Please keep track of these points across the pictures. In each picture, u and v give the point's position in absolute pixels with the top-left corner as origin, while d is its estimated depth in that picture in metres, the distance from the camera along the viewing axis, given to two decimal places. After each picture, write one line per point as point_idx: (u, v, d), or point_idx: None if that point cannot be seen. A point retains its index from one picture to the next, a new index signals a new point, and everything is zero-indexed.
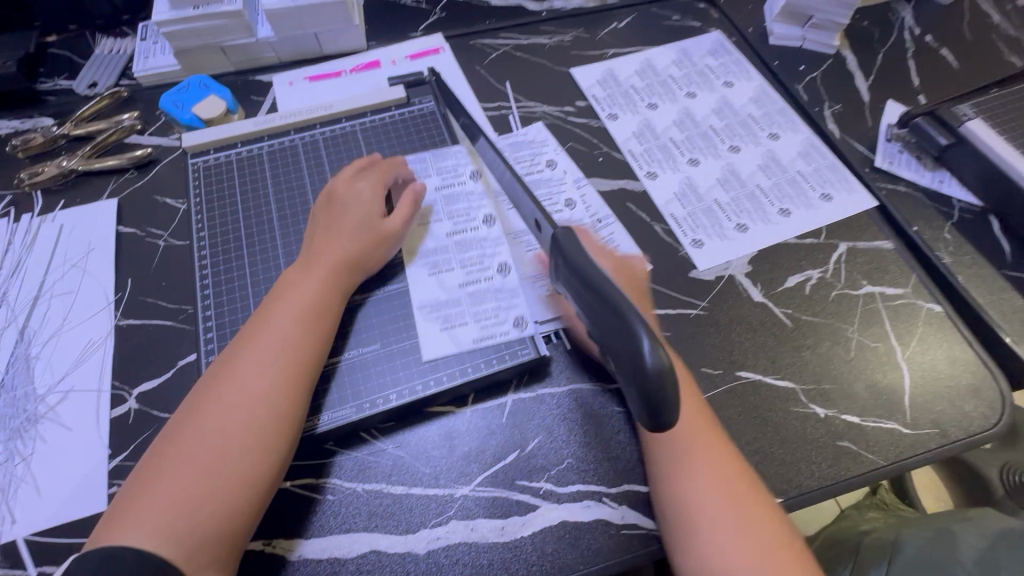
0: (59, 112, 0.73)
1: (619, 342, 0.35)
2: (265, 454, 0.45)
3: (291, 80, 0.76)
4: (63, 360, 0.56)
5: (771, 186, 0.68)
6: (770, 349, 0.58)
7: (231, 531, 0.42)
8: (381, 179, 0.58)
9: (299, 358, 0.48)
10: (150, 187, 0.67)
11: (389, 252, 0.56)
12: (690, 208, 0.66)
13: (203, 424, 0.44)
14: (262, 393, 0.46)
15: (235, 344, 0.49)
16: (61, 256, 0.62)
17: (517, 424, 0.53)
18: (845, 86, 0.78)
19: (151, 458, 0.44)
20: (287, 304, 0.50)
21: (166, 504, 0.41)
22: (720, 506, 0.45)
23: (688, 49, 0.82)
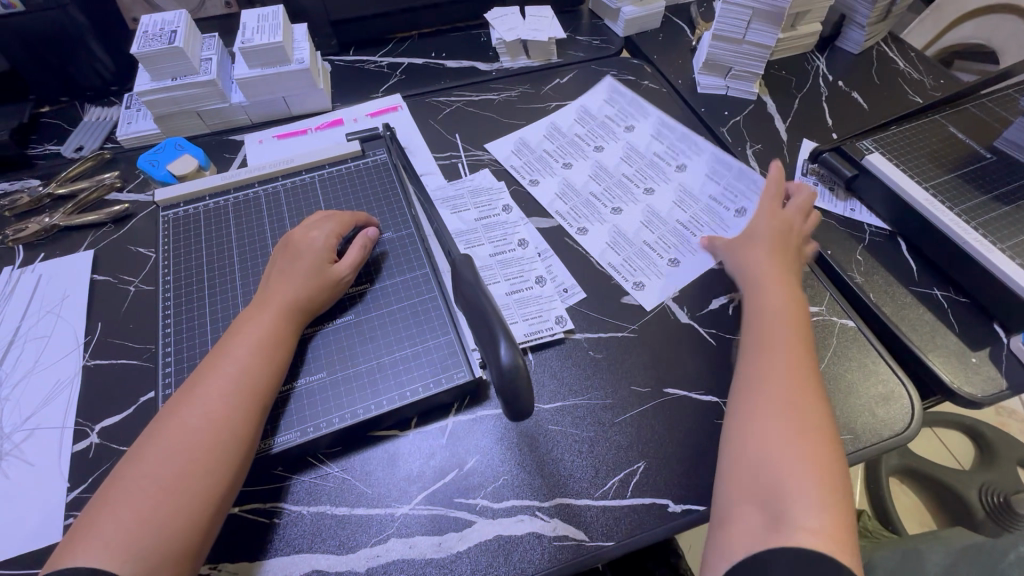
0: (45, 174, 0.80)
1: (484, 346, 0.46)
2: (226, 471, 0.48)
3: (260, 138, 0.84)
4: (32, 399, 0.59)
5: (688, 218, 0.75)
6: (695, 367, 0.62)
7: (190, 548, 0.45)
8: (336, 229, 0.63)
9: (256, 383, 0.52)
10: (125, 238, 0.73)
11: (338, 292, 0.61)
12: (625, 255, 0.71)
13: (167, 445, 0.48)
14: (224, 415, 0.50)
15: (195, 375, 0.53)
16: (38, 303, 0.67)
17: (456, 444, 0.56)
18: (766, 128, 0.86)
19: (111, 482, 0.47)
20: (245, 337, 0.54)
21: (128, 526, 0.44)
22: (781, 395, 0.51)
23: (587, 105, 0.89)
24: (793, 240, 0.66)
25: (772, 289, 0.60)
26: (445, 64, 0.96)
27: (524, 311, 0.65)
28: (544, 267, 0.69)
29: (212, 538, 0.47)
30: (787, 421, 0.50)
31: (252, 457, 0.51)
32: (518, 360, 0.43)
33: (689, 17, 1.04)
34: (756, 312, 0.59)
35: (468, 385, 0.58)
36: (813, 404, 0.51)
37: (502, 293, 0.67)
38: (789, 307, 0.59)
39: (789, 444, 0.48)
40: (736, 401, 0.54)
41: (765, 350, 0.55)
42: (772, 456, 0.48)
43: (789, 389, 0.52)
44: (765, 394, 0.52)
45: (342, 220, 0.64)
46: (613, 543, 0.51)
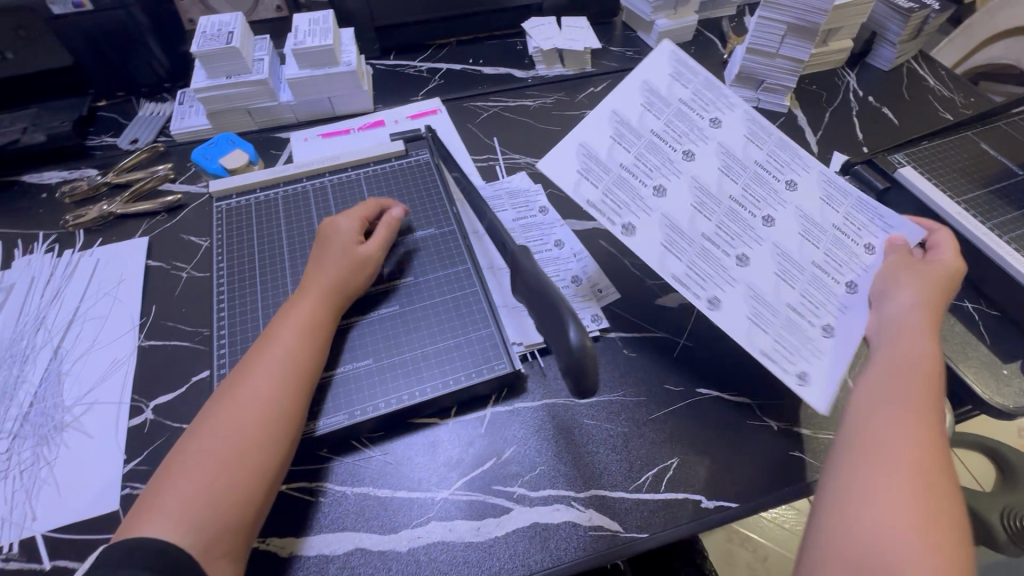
0: (103, 164, 0.84)
1: (553, 332, 0.46)
2: (275, 451, 0.50)
3: (306, 136, 0.87)
4: (89, 375, 0.62)
5: (826, 259, 0.59)
6: (727, 369, 0.63)
7: (246, 519, 0.47)
8: (359, 214, 0.66)
9: (301, 367, 0.54)
10: (178, 227, 0.76)
11: (365, 276, 0.63)
12: (774, 331, 0.56)
13: (223, 424, 0.50)
14: (274, 396, 0.52)
15: (247, 359, 0.55)
16: (96, 285, 0.70)
17: (495, 435, 0.58)
18: (797, 140, 0.88)
19: (174, 455, 0.49)
20: (290, 322, 0.57)
21: (187, 499, 0.46)
22: (909, 463, 0.46)
23: (650, 82, 0.63)
24: (944, 280, 0.57)
25: (919, 343, 0.53)
26: (483, 70, 0.99)
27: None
28: (579, 268, 0.71)
29: (265, 512, 0.50)
30: (917, 499, 0.44)
31: (299, 435, 0.53)
32: (586, 344, 0.44)
33: (720, 31, 1.06)
34: (892, 363, 0.52)
35: (508, 377, 0.60)
36: (947, 487, 0.45)
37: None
38: (934, 370, 0.51)
39: (916, 525, 0.43)
40: (855, 457, 0.48)
41: (907, 413, 0.49)
42: (887, 527, 0.43)
43: (922, 461, 0.46)
44: (897, 457, 0.46)
45: (366, 214, 0.67)
46: (646, 535, 0.53)
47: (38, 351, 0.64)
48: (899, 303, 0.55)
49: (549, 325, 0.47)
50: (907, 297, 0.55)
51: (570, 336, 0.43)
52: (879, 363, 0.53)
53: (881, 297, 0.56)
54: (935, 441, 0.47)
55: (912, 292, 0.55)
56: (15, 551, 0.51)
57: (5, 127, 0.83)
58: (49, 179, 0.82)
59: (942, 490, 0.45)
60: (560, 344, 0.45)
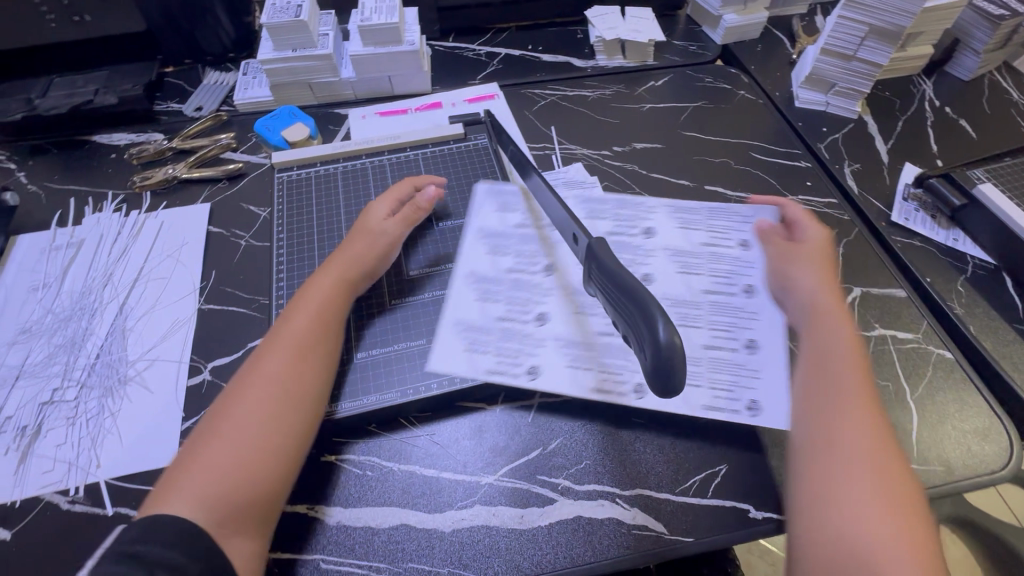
0: (168, 130, 0.86)
1: (637, 329, 0.43)
2: (288, 426, 0.50)
3: (363, 114, 0.87)
4: (152, 334, 0.64)
5: (714, 280, 0.63)
6: None
7: (271, 498, 0.48)
8: (393, 201, 0.67)
9: (312, 344, 0.55)
10: (238, 195, 0.77)
11: (389, 254, 0.64)
12: (707, 383, 0.57)
13: (237, 410, 0.50)
14: (287, 379, 0.52)
15: (258, 348, 0.55)
16: (160, 246, 0.72)
17: (541, 425, 0.58)
18: (867, 148, 0.84)
19: (191, 445, 0.49)
20: (303, 302, 0.58)
21: (203, 474, 0.46)
22: (867, 457, 0.47)
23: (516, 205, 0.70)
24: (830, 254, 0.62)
25: (840, 327, 0.55)
26: (542, 57, 0.98)
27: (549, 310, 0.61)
28: None
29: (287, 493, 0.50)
30: (877, 482, 0.46)
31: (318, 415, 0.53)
32: (675, 344, 0.40)
33: (790, 29, 1.02)
34: (823, 355, 0.54)
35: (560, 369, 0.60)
36: (897, 461, 0.47)
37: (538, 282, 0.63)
38: (856, 353, 0.54)
39: (883, 514, 0.44)
40: (808, 456, 0.49)
41: (845, 402, 0.50)
42: (866, 528, 0.44)
43: (870, 445, 0.48)
44: (858, 454, 0.47)
45: (394, 196, 0.68)
46: (692, 539, 0.52)
47: (105, 305, 0.66)
48: (803, 291, 0.58)
49: (631, 320, 0.43)
50: (803, 280, 0.59)
51: (659, 332, 0.40)
52: (807, 355, 0.55)
53: (786, 285, 0.60)
54: (871, 419, 0.49)
55: (810, 275, 0.59)
56: (80, 495, 0.53)
57: (80, 88, 0.86)
58: (118, 141, 0.84)
59: (892, 467, 0.47)
60: (645, 340, 0.41)
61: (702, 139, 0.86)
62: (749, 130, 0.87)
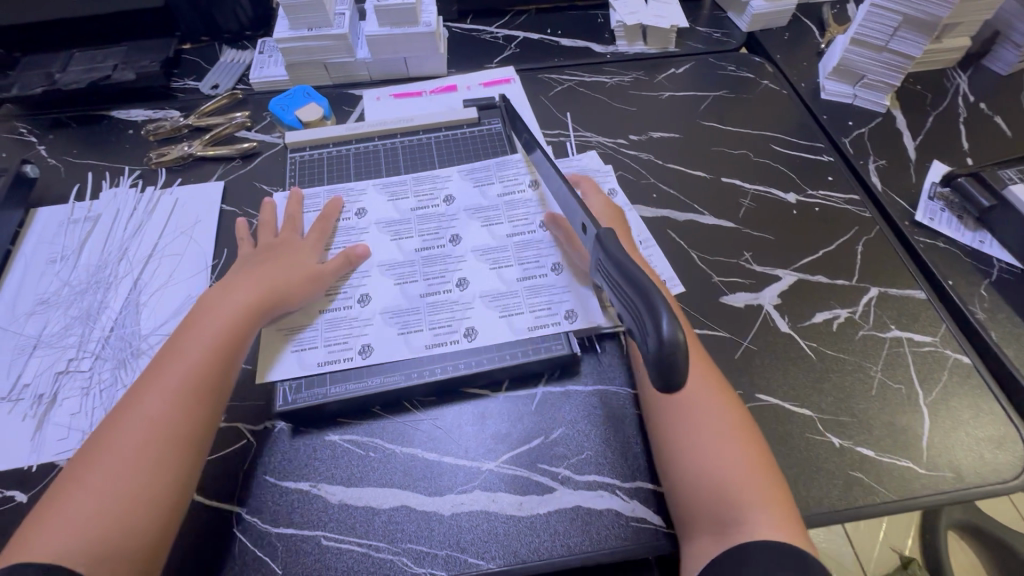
0: (185, 106, 0.86)
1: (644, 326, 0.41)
2: (169, 466, 0.49)
3: (378, 95, 0.86)
4: (164, 309, 0.65)
5: (513, 226, 0.69)
6: (790, 376, 0.61)
7: (144, 547, 0.45)
8: (320, 235, 0.67)
9: (196, 377, 0.53)
10: (251, 174, 0.78)
11: (308, 294, 0.62)
12: (526, 310, 0.62)
13: (107, 452, 0.48)
14: (167, 415, 0.50)
15: (139, 383, 0.53)
16: (174, 223, 0.73)
17: (545, 414, 0.58)
18: (892, 143, 0.81)
19: (55, 493, 0.47)
20: (195, 332, 0.56)
21: (75, 517, 0.45)
22: (706, 403, 0.53)
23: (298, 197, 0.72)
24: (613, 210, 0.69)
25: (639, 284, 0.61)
26: (560, 42, 0.95)
27: (532, 300, 0.63)
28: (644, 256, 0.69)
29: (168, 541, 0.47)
30: (719, 424, 0.52)
31: (201, 456, 0.51)
32: (678, 342, 0.39)
33: (819, 18, 0.99)
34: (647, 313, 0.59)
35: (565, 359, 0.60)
36: (728, 396, 0.54)
37: (513, 278, 0.65)
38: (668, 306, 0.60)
39: (728, 449, 0.50)
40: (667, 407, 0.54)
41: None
42: (718, 468, 0.49)
43: (702, 386, 0.54)
44: (700, 402, 0.53)
45: (325, 222, 0.68)
46: None
47: (120, 280, 0.67)
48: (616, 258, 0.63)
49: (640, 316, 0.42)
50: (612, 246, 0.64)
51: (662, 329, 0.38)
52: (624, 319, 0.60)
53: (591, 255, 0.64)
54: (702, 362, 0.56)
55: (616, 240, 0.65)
56: None
57: (99, 63, 0.86)
58: (136, 116, 0.85)
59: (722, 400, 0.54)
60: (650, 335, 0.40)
61: (721, 130, 0.84)
62: (770, 121, 0.85)
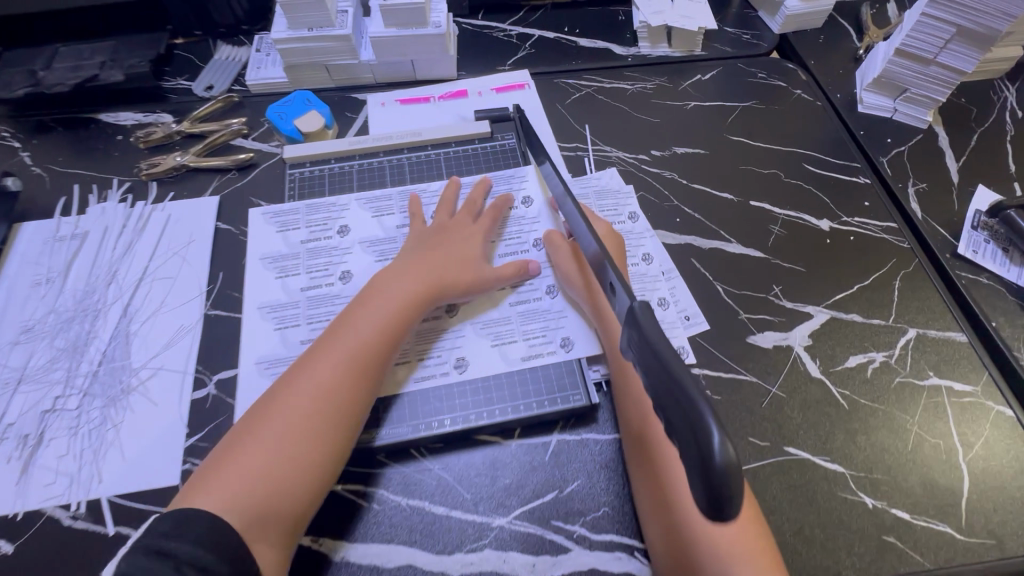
0: (177, 110, 0.81)
1: (679, 431, 0.30)
2: (327, 447, 0.50)
3: (383, 101, 0.81)
4: (157, 340, 0.61)
5: (505, 245, 0.66)
6: (821, 428, 0.57)
7: (292, 515, 0.48)
8: (492, 223, 0.66)
9: (366, 361, 0.54)
10: (248, 188, 0.73)
11: (474, 289, 0.61)
12: (520, 337, 0.61)
13: (276, 422, 0.50)
14: (332, 395, 0.51)
15: (313, 353, 0.55)
16: (166, 243, 0.68)
17: (559, 464, 0.55)
18: (934, 164, 0.76)
19: (233, 442, 0.50)
20: (370, 310, 0.57)
21: (244, 477, 0.47)
22: None
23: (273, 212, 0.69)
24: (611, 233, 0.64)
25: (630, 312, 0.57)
26: (579, 42, 0.89)
27: (525, 328, 0.61)
28: (667, 289, 0.65)
29: (312, 512, 0.49)
30: None
31: (353, 442, 0.52)
32: (732, 460, 0.28)
33: (858, 19, 0.92)
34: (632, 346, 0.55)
35: (583, 410, 0.56)
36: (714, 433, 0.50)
37: (506, 303, 0.63)
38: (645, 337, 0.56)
39: None
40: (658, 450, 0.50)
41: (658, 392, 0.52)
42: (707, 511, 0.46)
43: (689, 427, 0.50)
44: None
45: (496, 213, 0.67)
46: None
47: (109, 307, 0.63)
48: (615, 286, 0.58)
49: (672, 415, 0.31)
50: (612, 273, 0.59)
51: (709, 443, 0.28)
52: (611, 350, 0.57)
53: (585, 285, 0.60)
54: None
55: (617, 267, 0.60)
56: (82, 511, 0.52)
57: (85, 61, 0.81)
58: (125, 120, 0.80)
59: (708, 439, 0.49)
60: (687, 446, 0.29)
61: (750, 146, 0.78)
62: (802, 136, 0.79)
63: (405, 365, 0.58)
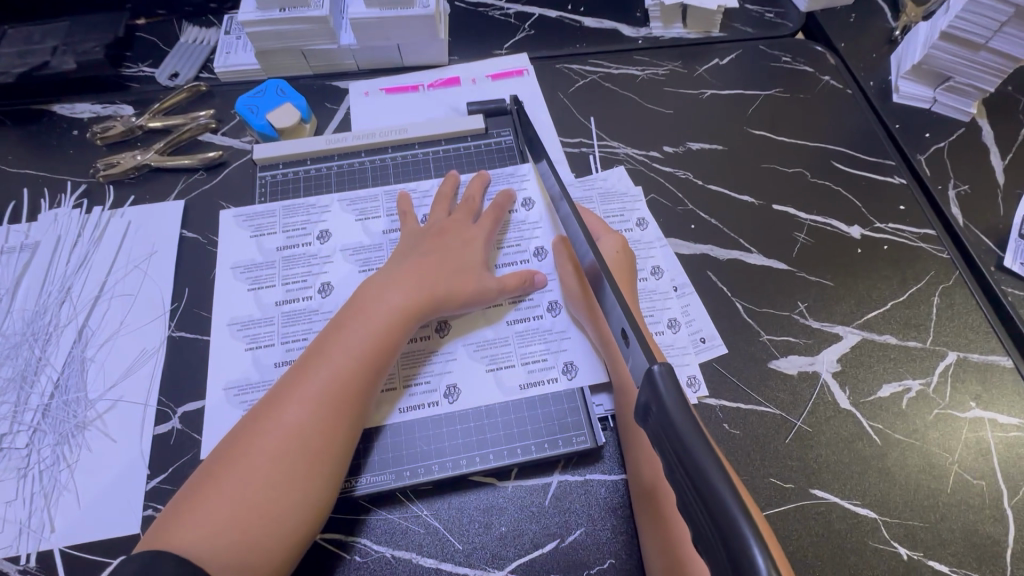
0: (139, 101, 0.73)
1: (714, 550, 0.26)
2: (310, 488, 0.43)
3: (366, 90, 0.73)
4: (115, 366, 0.56)
5: (503, 252, 0.59)
6: (852, 467, 0.51)
7: (269, 568, 0.41)
8: (493, 224, 0.58)
9: (352, 386, 0.46)
10: (216, 191, 0.66)
11: (475, 300, 0.53)
12: (518, 361, 0.54)
13: (249, 459, 0.43)
14: (313, 427, 0.44)
15: (289, 375, 0.47)
16: (126, 255, 0.62)
17: (561, 510, 0.49)
18: (977, 163, 0.68)
19: (199, 482, 0.42)
20: (356, 324, 0.49)
21: (212, 525, 0.40)
22: None
23: (243, 212, 0.61)
24: (620, 249, 0.57)
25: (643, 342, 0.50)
26: (583, 22, 0.80)
27: (524, 349, 0.54)
28: (680, 307, 0.58)
29: (293, 561, 0.42)
30: None
31: (340, 479, 0.45)
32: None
33: None
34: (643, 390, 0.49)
35: (586, 452, 0.51)
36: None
37: (503, 321, 0.56)
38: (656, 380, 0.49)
39: None
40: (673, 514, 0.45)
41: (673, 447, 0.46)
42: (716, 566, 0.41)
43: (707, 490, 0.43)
44: None
45: (496, 214, 0.58)
46: None
47: (63, 329, 0.57)
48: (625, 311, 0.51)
49: (705, 529, 0.26)
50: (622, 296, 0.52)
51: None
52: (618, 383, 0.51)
53: (591, 309, 0.53)
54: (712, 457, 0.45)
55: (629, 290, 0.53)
56: (32, 564, 0.47)
57: (35, 45, 0.72)
58: (81, 112, 0.72)
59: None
60: (725, 572, 0.25)
61: (773, 141, 0.70)
62: (831, 130, 0.71)
63: (391, 391, 0.52)
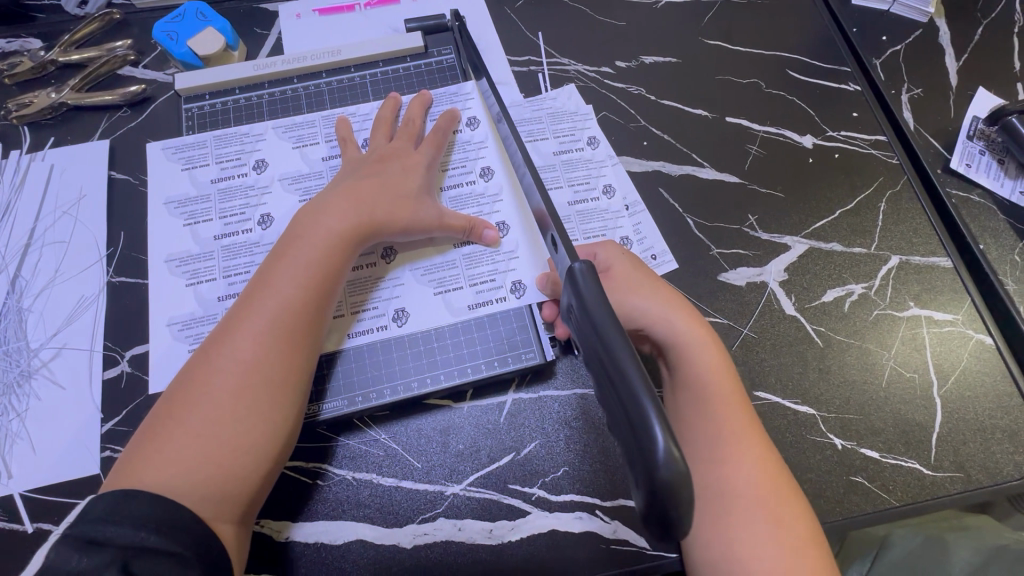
0: (46, 33, 0.67)
1: (622, 428, 0.27)
2: (273, 418, 0.42)
3: (297, 11, 0.68)
4: (56, 315, 0.54)
5: (449, 174, 0.57)
6: (795, 368, 0.53)
7: (243, 494, 0.41)
8: (436, 149, 0.56)
9: (303, 316, 0.45)
10: (143, 128, 0.62)
11: (420, 227, 0.51)
12: (466, 282, 0.54)
13: (205, 394, 0.42)
14: (266, 358, 0.43)
15: (234, 310, 0.45)
16: (53, 201, 0.58)
17: (516, 425, 0.51)
18: (932, 66, 0.67)
19: (157, 422, 0.41)
20: (299, 254, 0.47)
21: (178, 461, 0.40)
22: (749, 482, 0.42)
23: (172, 147, 0.58)
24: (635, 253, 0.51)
25: (697, 351, 0.46)
26: None
27: (472, 271, 0.54)
28: (631, 225, 0.58)
29: (269, 484, 0.43)
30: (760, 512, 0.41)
31: (302, 406, 0.45)
32: (680, 468, 0.25)
33: None
34: (700, 398, 0.45)
35: (536, 368, 0.52)
36: (789, 490, 0.42)
37: (451, 244, 0.55)
38: (727, 366, 0.46)
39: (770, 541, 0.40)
40: (702, 515, 0.42)
41: (731, 450, 0.43)
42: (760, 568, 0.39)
43: (763, 489, 0.42)
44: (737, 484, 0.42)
45: (438, 138, 0.56)
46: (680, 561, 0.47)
47: None
48: (667, 329, 0.46)
49: (616, 411, 0.28)
50: (653, 311, 0.46)
51: (651, 448, 0.25)
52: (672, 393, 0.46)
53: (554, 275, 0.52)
54: (759, 450, 0.43)
55: (652, 299, 0.47)
56: None
57: None
58: None
59: (780, 499, 0.42)
60: (632, 450, 0.26)
61: (728, 51, 0.68)
62: (788, 37, 0.69)
63: (341, 318, 0.52)
